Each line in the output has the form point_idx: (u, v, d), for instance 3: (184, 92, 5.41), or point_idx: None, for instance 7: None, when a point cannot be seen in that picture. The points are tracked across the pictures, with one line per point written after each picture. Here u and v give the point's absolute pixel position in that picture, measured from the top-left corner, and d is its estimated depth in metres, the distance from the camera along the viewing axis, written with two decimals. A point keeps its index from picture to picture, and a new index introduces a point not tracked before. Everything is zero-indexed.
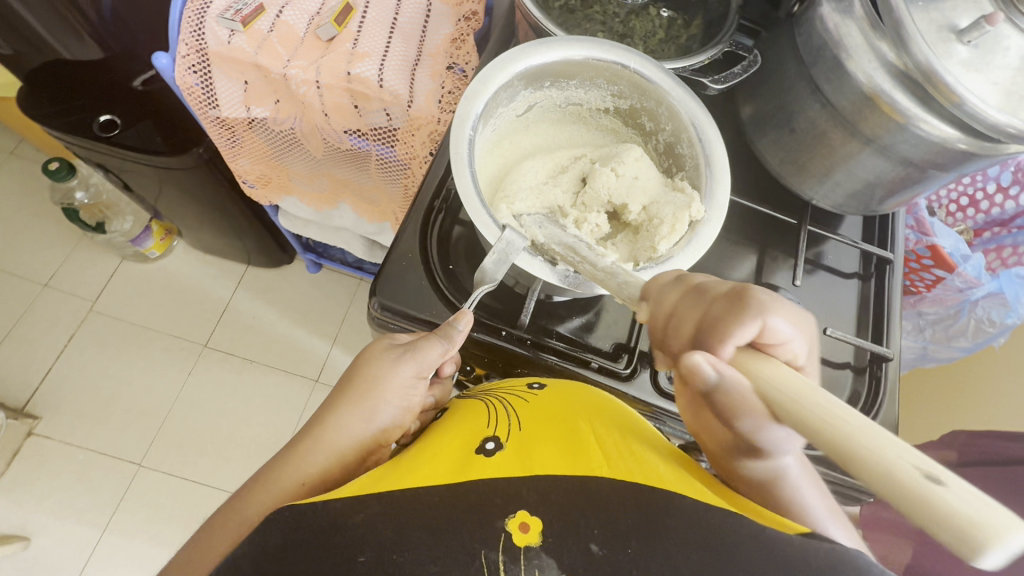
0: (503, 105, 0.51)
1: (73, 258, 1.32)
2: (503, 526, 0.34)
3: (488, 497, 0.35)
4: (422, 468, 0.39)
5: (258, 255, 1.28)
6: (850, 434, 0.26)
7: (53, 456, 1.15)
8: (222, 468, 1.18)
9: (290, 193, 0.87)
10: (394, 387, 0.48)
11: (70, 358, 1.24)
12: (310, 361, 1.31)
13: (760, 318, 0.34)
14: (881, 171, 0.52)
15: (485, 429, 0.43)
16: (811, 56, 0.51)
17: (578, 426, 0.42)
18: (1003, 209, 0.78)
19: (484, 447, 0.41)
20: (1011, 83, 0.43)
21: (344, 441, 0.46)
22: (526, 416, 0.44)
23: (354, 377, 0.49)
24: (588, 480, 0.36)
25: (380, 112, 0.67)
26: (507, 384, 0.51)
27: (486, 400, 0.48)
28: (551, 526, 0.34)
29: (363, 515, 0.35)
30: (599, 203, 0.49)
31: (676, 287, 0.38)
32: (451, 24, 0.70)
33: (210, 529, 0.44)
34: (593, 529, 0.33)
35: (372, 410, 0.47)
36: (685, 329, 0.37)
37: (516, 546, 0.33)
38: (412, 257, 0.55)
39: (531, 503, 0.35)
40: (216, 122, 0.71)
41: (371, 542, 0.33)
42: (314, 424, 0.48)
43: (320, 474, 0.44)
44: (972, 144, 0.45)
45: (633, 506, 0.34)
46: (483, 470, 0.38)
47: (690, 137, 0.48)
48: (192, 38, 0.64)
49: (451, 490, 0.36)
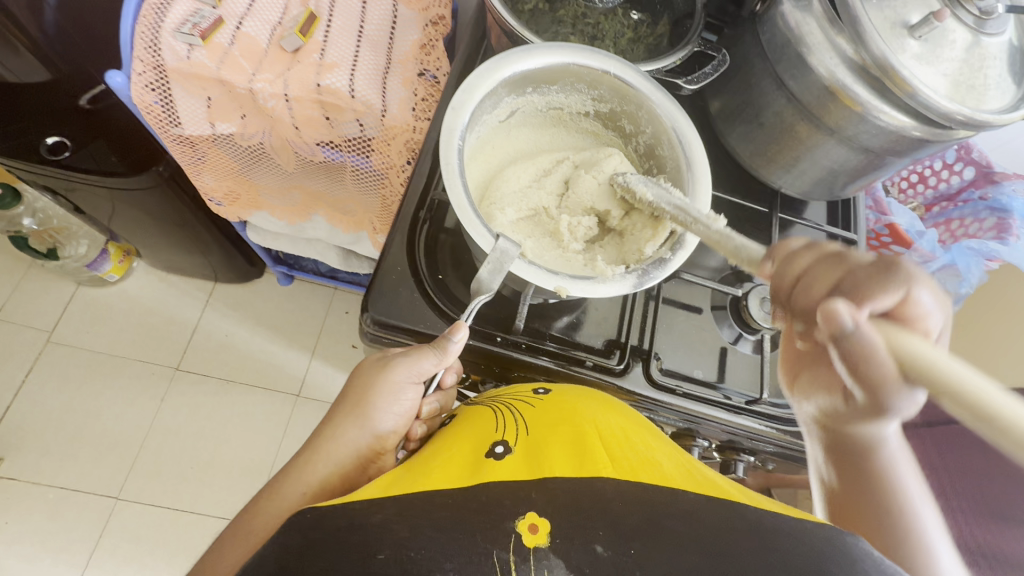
0: (487, 112, 0.51)
1: (24, 287, 1.25)
2: (513, 527, 0.33)
3: (498, 499, 0.35)
4: (434, 472, 0.38)
5: (226, 271, 1.23)
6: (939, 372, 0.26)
7: (20, 498, 1.09)
8: (206, 493, 1.14)
9: (260, 209, 0.84)
10: (387, 397, 0.47)
11: (29, 392, 1.17)
12: (289, 375, 1.28)
13: (906, 287, 0.32)
14: (843, 158, 0.55)
15: (494, 433, 0.43)
16: (775, 53, 0.53)
17: (585, 428, 0.43)
18: (950, 183, 0.84)
19: (494, 450, 0.41)
20: (958, 74, 0.46)
21: (343, 452, 0.45)
22: (534, 420, 0.45)
23: (352, 388, 0.49)
24: (595, 480, 0.37)
25: (352, 123, 0.66)
26: (514, 390, 0.52)
27: (494, 405, 0.48)
28: (558, 525, 0.33)
29: (379, 516, 0.33)
30: (583, 208, 0.51)
31: (810, 253, 0.37)
32: (418, 29, 0.69)
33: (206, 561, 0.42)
34: (598, 530, 0.33)
35: (369, 419, 0.47)
36: (817, 290, 0.35)
37: (527, 546, 0.32)
38: (402, 269, 0.54)
39: (539, 505, 0.35)
40: (179, 141, 0.68)
41: (387, 540, 0.32)
42: (315, 435, 0.48)
43: (320, 484, 0.44)
44: (925, 131, 0.48)
45: (633, 507, 0.34)
46: (494, 472, 0.38)
47: (670, 139, 0.49)
48: (147, 55, 0.61)
49: (462, 493, 0.35)
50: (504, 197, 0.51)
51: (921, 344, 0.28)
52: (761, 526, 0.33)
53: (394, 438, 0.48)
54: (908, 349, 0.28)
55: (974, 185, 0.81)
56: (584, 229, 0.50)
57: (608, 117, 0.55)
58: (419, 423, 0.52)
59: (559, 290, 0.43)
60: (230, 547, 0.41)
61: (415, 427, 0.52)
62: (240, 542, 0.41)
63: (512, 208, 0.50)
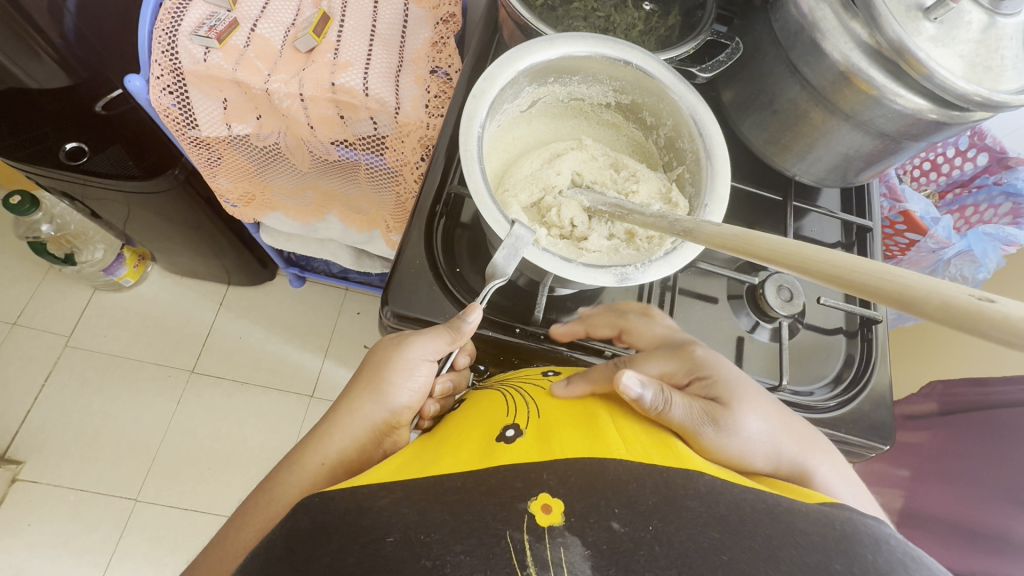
0: (508, 101, 0.52)
1: (41, 293, 1.26)
2: (525, 508, 0.32)
3: (509, 482, 0.33)
4: (444, 459, 0.37)
5: (239, 274, 1.25)
6: (908, 285, 0.25)
7: (42, 500, 1.10)
8: (223, 493, 1.15)
9: (274, 209, 0.85)
10: (402, 373, 0.46)
11: (49, 395, 1.18)
12: (303, 376, 1.29)
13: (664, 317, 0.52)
14: (859, 144, 0.55)
15: (504, 418, 0.42)
16: (788, 40, 0.53)
17: (594, 411, 0.41)
18: (963, 170, 0.84)
19: (504, 434, 0.39)
20: (974, 56, 0.46)
21: (358, 426, 0.45)
22: (544, 403, 0.44)
23: (370, 364, 0.49)
24: (606, 461, 0.34)
25: (366, 121, 0.67)
26: (522, 374, 0.51)
27: (505, 391, 0.47)
28: (573, 504, 0.32)
29: (386, 500, 0.32)
30: (577, 201, 0.51)
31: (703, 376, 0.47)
32: (430, 27, 0.71)
33: (223, 539, 0.42)
34: (614, 508, 0.31)
35: (385, 396, 0.46)
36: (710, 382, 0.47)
37: (539, 525, 0.31)
38: (420, 264, 0.55)
39: (551, 485, 0.33)
40: (195, 143, 0.69)
41: (396, 524, 0.31)
42: (331, 410, 0.48)
43: (340, 457, 0.43)
44: (941, 114, 0.48)
45: (649, 487, 0.32)
46: (505, 456, 0.36)
47: (612, 211, 0.48)
48: (165, 58, 0.62)
49: (471, 476, 0.34)
50: (516, 184, 0.52)
51: (871, 267, 0.27)
52: (777, 507, 0.31)
53: (409, 414, 0.47)
54: (874, 279, 0.26)
55: (987, 171, 0.81)
56: (583, 219, 0.50)
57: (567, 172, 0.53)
58: (431, 401, 0.51)
59: (538, 239, 0.46)
60: (250, 524, 0.41)
61: (428, 404, 0.51)
62: (254, 524, 0.41)
63: (525, 193, 0.51)
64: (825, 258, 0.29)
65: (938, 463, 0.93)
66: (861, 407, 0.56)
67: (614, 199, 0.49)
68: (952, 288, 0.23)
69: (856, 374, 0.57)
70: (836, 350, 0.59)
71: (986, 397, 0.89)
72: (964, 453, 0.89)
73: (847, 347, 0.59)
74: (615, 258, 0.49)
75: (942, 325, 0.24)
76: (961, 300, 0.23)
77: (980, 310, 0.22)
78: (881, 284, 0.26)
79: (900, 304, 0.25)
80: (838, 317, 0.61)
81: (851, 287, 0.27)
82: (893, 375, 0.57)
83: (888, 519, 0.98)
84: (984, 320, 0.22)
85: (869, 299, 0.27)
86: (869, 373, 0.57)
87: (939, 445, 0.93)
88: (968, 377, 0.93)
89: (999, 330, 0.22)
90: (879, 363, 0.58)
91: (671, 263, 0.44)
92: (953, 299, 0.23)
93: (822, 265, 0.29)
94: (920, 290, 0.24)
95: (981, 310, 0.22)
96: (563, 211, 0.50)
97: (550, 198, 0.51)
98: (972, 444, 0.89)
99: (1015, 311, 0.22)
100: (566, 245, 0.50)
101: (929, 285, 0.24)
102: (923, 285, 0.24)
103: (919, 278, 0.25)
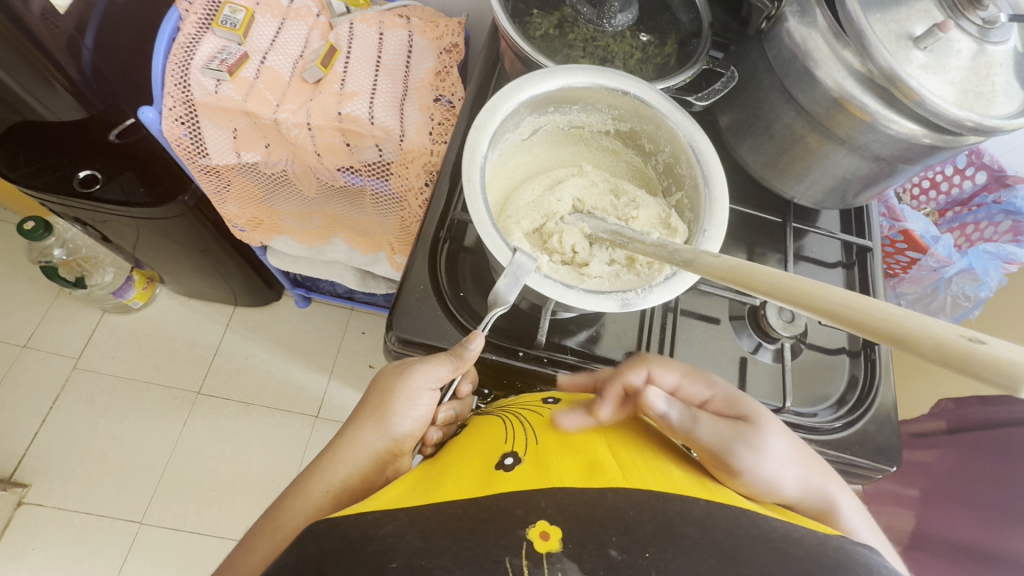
0: (510, 131, 0.53)
1: (51, 316, 1.28)
2: (524, 535, 0.31)
3: (509, 508, 0.33)
4: (445, 486, 0.37)
5: (245, 295, 1.26)
6: (906, 321, 0.26)
7: (48, 523, 1.10)
8: (227, 515, 1.15)
9: (281, 233, 0.86)
10: (406, 402, 0.47)
11: (57, 418, 1.19)
12: (308, 397, 1.29)
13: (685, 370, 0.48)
14: (855, 167, 0.56)
15: (503, 444, 0.42)
16: (783, 67, 0.54)
17: (592, 437, 0.41)
18: (962, 188, 0.85)
19: (503, 462, 0.40)
20: (964, 82, 0.47)
21: (361, 454, 0.45)
22: (543, 429, 0.44)
23: (373, 393, 0.49)
24: (604, 489, 0.35)
25: (372, 148, 0.69)
26: (522, 400, 0.51)
27: (504, 417, 0.48)
28: (570, 531, 0.32)
29: (392, 526, 0.32)
30: (577, 227, 0.52)
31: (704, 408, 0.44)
32: (433, 57, 0.73)
33: (227, 568, 0.42)
34: (612, 535, 0.31)
35: (387, 423, 0.46)
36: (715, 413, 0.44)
37: (538, 552, 0.30)
38: (423, 289, 0.56)
39: (550, 513, 0.33)
40: (205, 171, 0.71)
41: (400, 549, 0.31)
42: (334, 437, 0.48)
43: (344, 484, 0.44)
44: (936, 138, 0.49)
45: (646, 514, 0.32)
46: (505, 483, 0.36)
47: (611, 238, 0.49)
48: (178, 91, 0.64)
49: (472, 503, 0.34)
50: (518, 211, 0.54)
51: (860, 304, 0.28)
52: (773, 534, 0.31)
53: (411, 442, 0.47)
54: (875, 316, 0.27)
55: (986, 189, 0.82)
56: (583, 245, 0.51)
57: (569, 199, 0.54)
58: (434, 428, 0.51)
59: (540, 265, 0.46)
60: (255, 552, 0.41)
61: (430, 431, 0.51)
62: (255, 553, 0.41)
63: (527, 220, 0.53)
64: (825, 294, 0.30)
65: (949, 484, 0.91)
66: (866, 428, 0.56)
67: (615, 225, 0.50)
68: (951, 328, 0.24)
69: (861, 393, 0.57)
70: (840, 370, 0.59)
71: (996, 414, 0.88)
72: (975, 472, 0.88)
73: (850, 367, 0.59)
74: (616, 283, 0.49)
75: (937, 364, 0.24)
76: (952, 343, 0.24)
77: (970, 351, 0.23)
78: (878, 322, 0.27)
79: (894, 341, 0.26)
80: (841, 337, 0.61)
81: (846, 323, 0.28)
82: (897, 396, 0.57)
83: (896, 539, 0.96)
84: (976, 362, 0.23)
85: (863, 334, 0.27)
86: (872, 396, 0.57)
87: (950, 464, 0.92)
88: (976, 395, 0.92)
89: (989, 369, 0.22)
90: (882, 384, 0.57)
91: (673, 289, 0.44)
92: (946, 339, 0.24)
93: (819, 301, 0.30)
94: (919, 328, 0.25)
95: (974, 351, 0.23)
96: (564, 237, 0.51)
97: (551, 224, 0.52)
98: (984, 463, 0.87)
99: (1004, 353, 0.22)
100: (568, 270, 0.50)
101: (923, 323, 0.25)
102: (917, 326, 0.25)
103: (914, 316, 0.26)
